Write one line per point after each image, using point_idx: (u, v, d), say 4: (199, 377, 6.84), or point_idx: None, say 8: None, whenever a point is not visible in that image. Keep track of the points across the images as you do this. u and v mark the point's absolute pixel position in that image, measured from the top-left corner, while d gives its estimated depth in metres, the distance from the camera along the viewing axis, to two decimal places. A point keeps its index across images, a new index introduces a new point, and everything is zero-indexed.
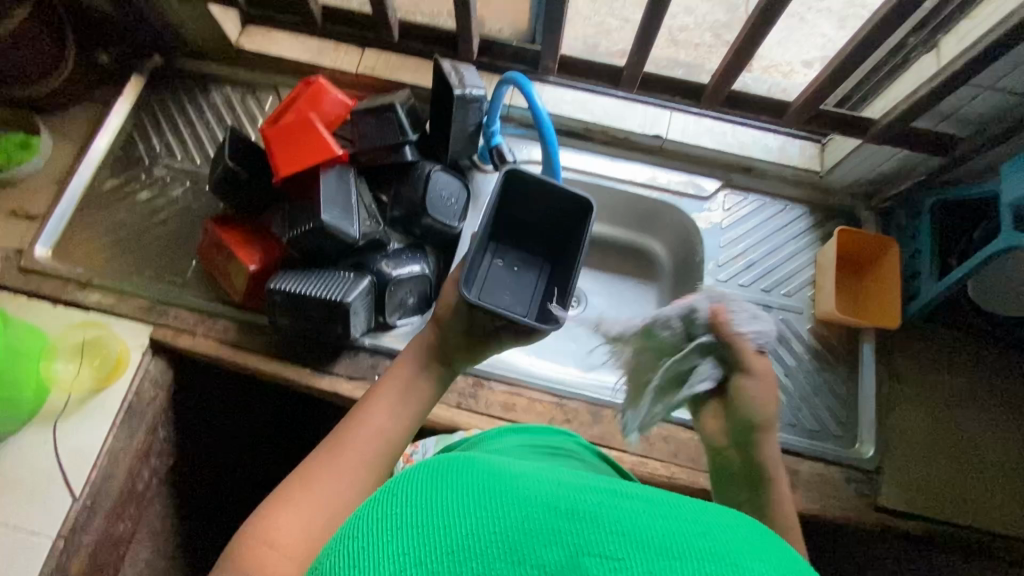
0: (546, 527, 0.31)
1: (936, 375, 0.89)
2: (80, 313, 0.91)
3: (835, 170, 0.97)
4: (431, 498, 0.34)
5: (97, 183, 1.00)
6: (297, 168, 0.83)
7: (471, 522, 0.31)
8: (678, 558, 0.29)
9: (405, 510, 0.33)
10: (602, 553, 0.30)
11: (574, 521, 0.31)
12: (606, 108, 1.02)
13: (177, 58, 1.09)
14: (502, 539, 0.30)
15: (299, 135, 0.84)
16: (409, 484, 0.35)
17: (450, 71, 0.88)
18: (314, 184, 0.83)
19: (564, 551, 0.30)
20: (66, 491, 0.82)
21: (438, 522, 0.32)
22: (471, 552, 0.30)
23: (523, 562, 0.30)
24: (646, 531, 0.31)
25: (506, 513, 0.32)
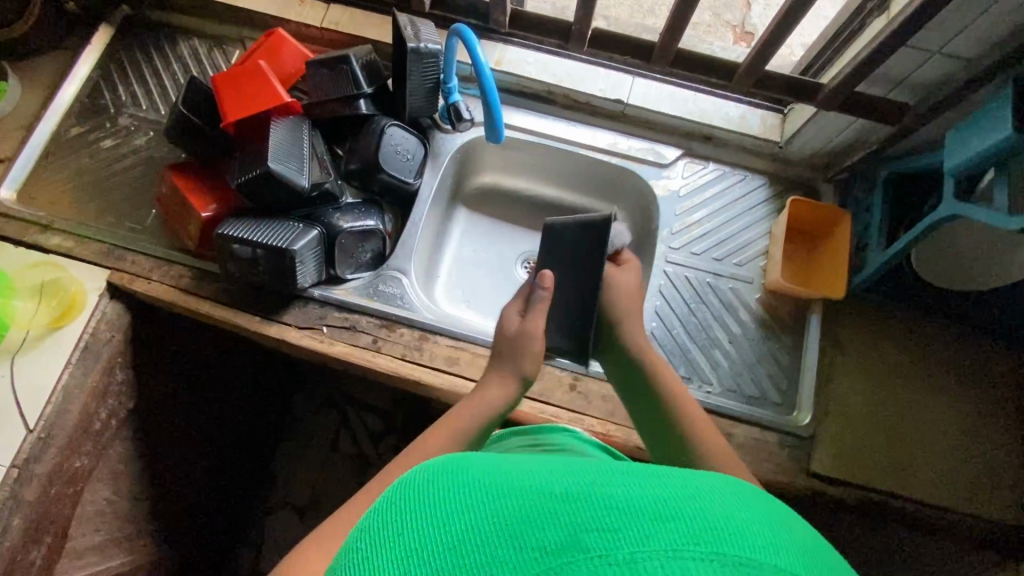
0: (541, 509, 0.31)
1: (879, 346, 0.89)
2: (39, 254, 0.93)
3: (794, 140, 0.96)
4: (438, 501, 0.35)
5: (63, 130, 1.02)
6: (245, 113, 0.83)
7: (473, 520, 0.32)
8: (671, 519, 0.29)
9: (411, 515, 0.35)
10: (596, 525, 0.30)
11: (567, 502, 0.31)
12: (569, 71, 1.01)
13: (145, 8, 1.09)
14: (499, 531, 0.31)
15: (248, 80, 0.84)
16: (413, 490, 0.37)
17: (405, 24, 0.88)
18: (263, 132, 0.84)
19: (561, 530, 0.30)
20: (21, 423, 0.85)
21: (444, 523, 0.33)
22: (471, 545, 0.31)
23: (523, 547, 0.30)
24: (639, 500, 0.31)
25: (502, 503, 0.33)
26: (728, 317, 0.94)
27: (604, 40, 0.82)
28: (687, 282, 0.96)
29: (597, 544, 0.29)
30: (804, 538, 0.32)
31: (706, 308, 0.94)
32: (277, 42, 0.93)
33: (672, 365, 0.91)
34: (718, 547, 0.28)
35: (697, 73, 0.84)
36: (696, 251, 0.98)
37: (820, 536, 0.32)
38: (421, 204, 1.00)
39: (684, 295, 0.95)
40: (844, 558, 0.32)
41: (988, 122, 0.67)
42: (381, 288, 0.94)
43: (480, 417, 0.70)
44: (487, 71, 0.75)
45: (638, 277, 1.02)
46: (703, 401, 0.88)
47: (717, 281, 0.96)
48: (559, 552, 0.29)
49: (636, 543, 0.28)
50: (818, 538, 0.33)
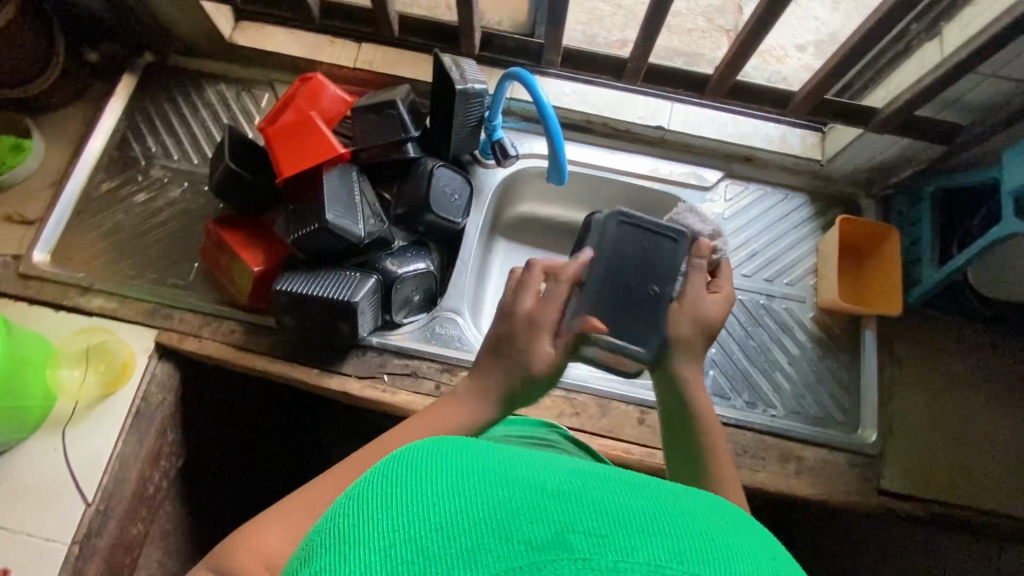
0: (532, 503, 0.30)
1: (935, 359, 0.90)
2: (83, 318, 0.90)
3: (835, 159, 0.97)
4: (424, 473, 0.33)
5: (94, 185, 0.99)
6: (300, 167, 0.82)
7: (461, 500, 0.30)
8: (658, 534, 0.29)
9: (396, 489, 0.32)
10: (584, 529, 0.29)
11: (559, 500, 0.30)
12: (607, 100, 1.01)
13: (169, 55, 1.07)
14: (489, 516, 0.29)
15: (299, 132, 0.83)
16: (400, 464, 0.34)
17: (451, 65, 0.87)
18: (317, 183, 0.82)
19: (550, 527, 0.29)
20: (78, 496, 0.82)
21: (430, 497, 0.31)
22: (462, 528, 0.29)
23: (510, 538, 0.28)
24: (629, 510, 0.30)
25: (494, 487, 0.31)
26: (784, 338, 0.94)
27: (656, 74, 0.83)
28: (741, 304, 0.96)
29: (584, 547, 0.28)
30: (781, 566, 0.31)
31: (762, 330, 0.95)
32: (316, 87, 0.91)
33: (735, 391, 0.91)
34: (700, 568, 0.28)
35: (750, 102, 0.84)
36: (745, 273, 0.98)
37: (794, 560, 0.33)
38: (468, 241, 0.99)
39: (739, 318, 0.95)
40: None
41: None
42: (437, 330, 0.93)
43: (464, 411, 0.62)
44: (551, 111, 0.74)
45: None
46: (770, 426, 0.88)
47: (769, 302, 0.96)
48: (547, 549, 0.28)
49: (622, 553, 0.28)
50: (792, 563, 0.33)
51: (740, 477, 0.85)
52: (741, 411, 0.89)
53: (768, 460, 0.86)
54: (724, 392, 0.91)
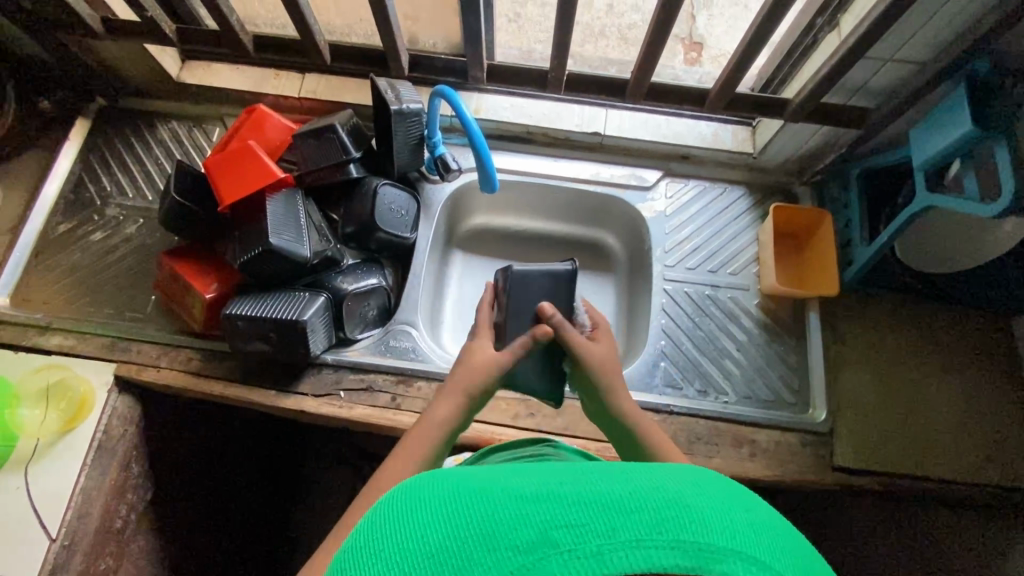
0: (514, 512, 0.33)
1: (878, 335, 0.93)
2: (41, 357, 0.91)
3: (766, 151, 1.01)
4: (409, 512, 0.36)
5: (51, 228, 1.01)
6: (240, 195, 0.84)
7: (447, 528, 0.33)
8: (634, 512, 0.32)
9: (388, 533, 0.35)
10: (565, 523, 0.32)
11: (534, 503, 0.33)
12: (544, 110, 1.06)
13: (120, 97, 1.10)
14: (477, 533, 0.32)
15: (240, 162, 0.85)
16: (386, 509, 0.38)
17: (386, 88, 0.91)
18: (260, 208, 0.85)
19: (533, 530, 0.32)
20: (42, 533, 0.82)
21: (424, 530, 0.34)
22: (449, 552, 0.32)
23: (498, 548, 0.31)
24: (604, 496, 0.33)
25: (471, 507, 0.34)
26: (731, 325, 0.97)
27: (579, 82, 0.87)
28: (688, 297, 0.99)
29: (568, 539, 0.31)
30: (749, 514, 0.35)
31: (710, 319, 0.97)
32: (259, 117, 0.95)
33: (686, 380, 0.93)
34: (677, 534, 0.31)
35: (671, 101, 0.88)
36: (690, 266, 1.01)
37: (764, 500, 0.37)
38: (420, 255, 1.02)
39: (686, 310, 0.98)
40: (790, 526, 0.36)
41: (945, 117, 0.73)
42: (392, 343, 0.95)
43: (444, 421, 0.67)
44: (474, 124, 0.77)
45: (640, 296, 1.07)
46: (722, 412, 0.90)
47: (715, 293, 0.99)
48: (533, 551, 0.31)
49: (603, 536, 0.31)
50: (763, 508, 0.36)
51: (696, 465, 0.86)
52: (692, 399, 0.91)
53: (722, 446, 0.88)
54: (675, 382, 0.93)
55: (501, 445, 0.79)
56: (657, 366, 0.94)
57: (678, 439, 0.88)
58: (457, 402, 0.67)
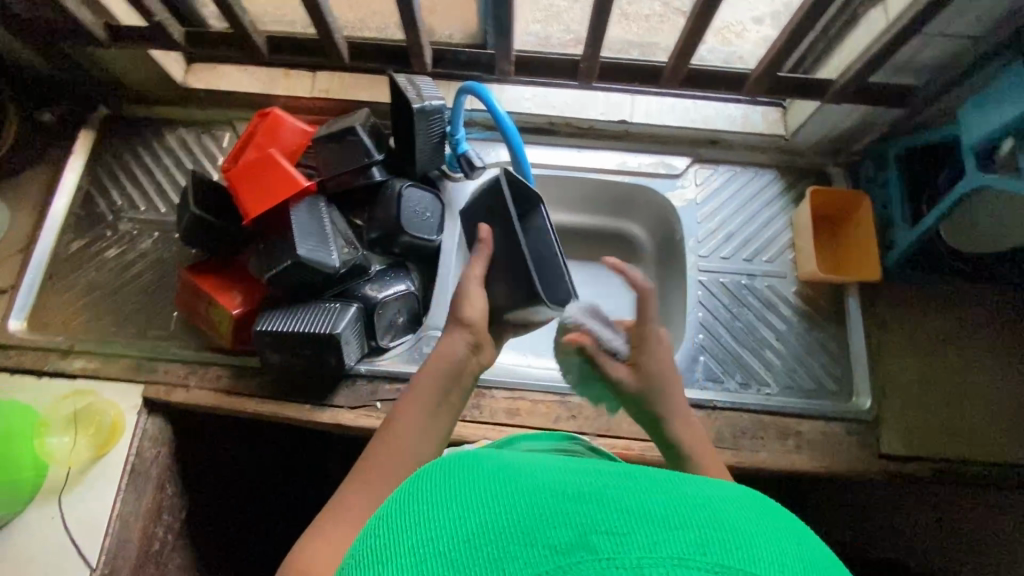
0: (556, 510, 0.31)
1: (920, 319, 0.91)
2: (66, 382, 0.89)
3: (800, 132, 0.98)
4: (451, 484, 0.34)
5: (63, 246, 0.98)
6: (264, 207, 0.81)
7: (486, 512, 0.31)
8: (679, 528, 0.30)
9: (425, 506, 0.34)
10: (607, 529, 0.30)
11: (575, 503, 0.31)
12: (567, 100, 1.02)
13: (124, 105, 1.06)
14: (515, 523, 0.31)
15: (261, 171, 0.82)
16: (425, 480, 0.36)
17: (406, 85, 0.87)
18: (285, 219, 0.82)
19: (573, 531, 0.30)
20: (82, 562, 0.81)
21: (460, 509, 0.32)
22: (485, 539, 0.30)
23: (536, 545, 0.30)
24: (649, 507, 0.31)
25: (513, 495, 0.32)
26: (769, 315, 0.95)
27: (609, 71, 0.83)
28: (723, 287, 0.97)
29: (610, 549, 0.29)
30: (801, 547, 0.32)
31: (747, 310, 0.95)
32: (275, 121, 0.91)
33: (727, 373, 0.91)
34: (722, 558, 0.29)
35: (708, 87, 0.84)
36: (724, 255, 0.98)
37: (814, 530, 0.34)
38: (446, 257, 0.99)
39: (723, 301, 0.96)
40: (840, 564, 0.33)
41: (1003, 94, 0.69)
42: (425, 350, 0.92)
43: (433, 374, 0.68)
44: (508, 119, 0.73)
45: (672, 287, 1.04)
46: (765, 405, 0.88)
47: (751, 282, 0.97)
48: (571, 553, 0.29)
49: (644, 549, 0.29)
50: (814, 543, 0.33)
51: (744, 460, 0.85)
52: (734, 392, 0.90)
53: (768, 439, 0.86)
54: (716, 376, 0.91)
55: (527, 435, 0.78)
56: (696, 361, 0.92)
57: (722, 434, 0.86)
58: (458, 339, 0.69)
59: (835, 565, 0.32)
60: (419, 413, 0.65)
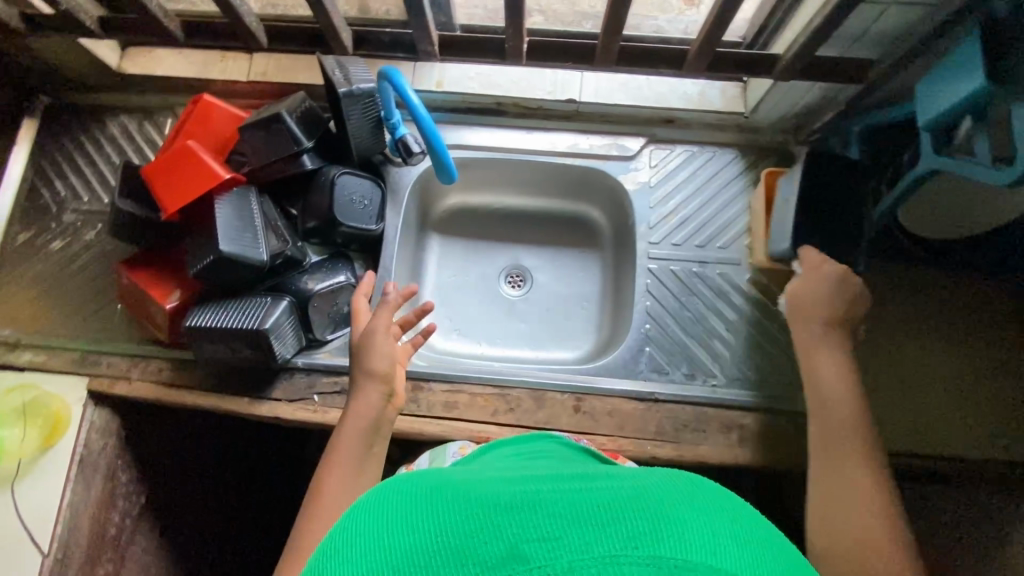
0: (488, 523, 0.31)
1: (879, 308, 0.87)
2: (14, 376, 0.90)
3: (758, 110, 0.92)
4: (381, 514, 0.34)
5: (10, 239, 0.98)
6: (186, 201, 0.79)
7: (422, 536, 0.31)
8: (607, 524, 0.30)
9: (359, 540, 0.32)
10: (540, 537, 0.29)
11: (507, 513, 0.31)
12: (513, 78, 0.97)
13: (64, 93, 1.04)
14: (449, 543, 0.30)
15: (180, 165, 0.80)
16: (359, 514, 0.35)
17: (332, 67, 0.83)
18: (208, 212, 0.80)
19: (504, 542, 0.29)
20: (34, 549, 0.84)
21: (398, 534, 0.31)
22: (417, 565, 0.29)
23: (467, 562, 0.29)
24: (581, 506, 0.31)
25: (448, 517, 0.32)
26: (720, 304, 0.91)
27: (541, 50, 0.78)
28: (674, 275, 0.93)
29: (539, 555, 0.29)
30: (736, 523, 0.32)
31: (698, 299, 0.92)
32: (205, 109, 0.88)
33: (673, 365, 0.89)
34: (651, 548, 0.29)
35: (647, 65, 0.79)
36: (676, 242, 0.94)
37: (747, 503, 0.35)
38: (390, 245, 0.96)
39: (673, 290, 0.92)
40: (775, 540, 0.34)
41: (956, 69, 0.62)
42: None
43: (352, 436, 0.71)
44: (424, 108, 0.69)
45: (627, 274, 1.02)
46: (709, 398, 0.86)
47: (703, 269, 0.93)
48: (502, 565, 0.28)
49: (575, 550, 0.29)
50: (751, 520, 0.34)
51: (684, 454, 0.83)
52: (679, 385, 0.87)
53: (710, 433, 0.84)
54: (661, 367, 0.88)
55: (499, 442, 0.72)
56: (641, 352, 0.89)
57: (663, 427, 0.84)
58: (373, 395, 0.73)
59: (770, 542, 0.33)
60: (340, 480, 0.69)
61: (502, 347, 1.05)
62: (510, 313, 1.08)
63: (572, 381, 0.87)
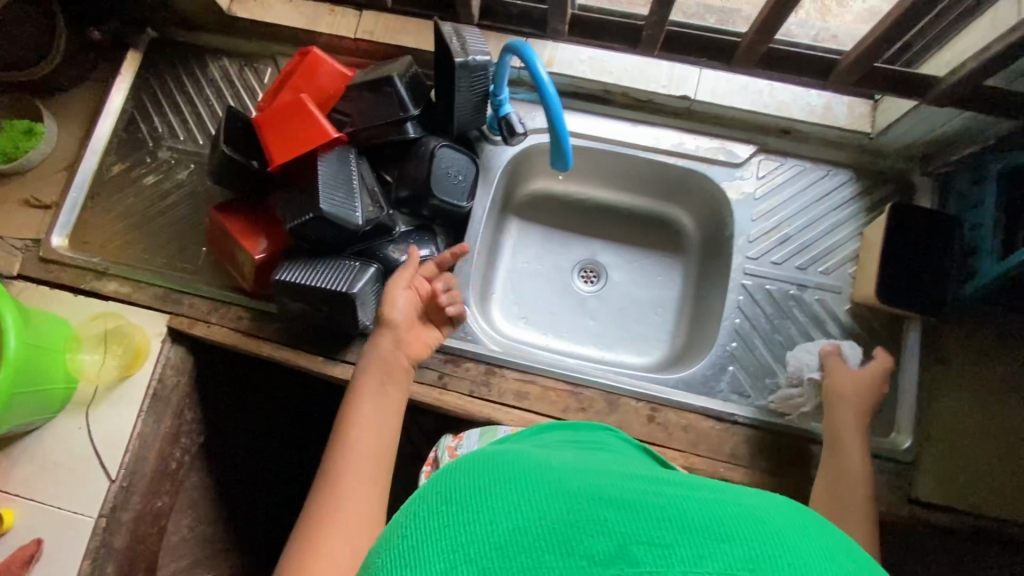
0: (592, 516, 0.29)
1: (984, 360, 0.82)
2: (99, 303, 0.92)
3: (888, 132, 0.86)
4: (460, 484, 0.33)
5: (106, 168, 1.00)
6: (292, 155, 0.78)
7: (525, 520, 0.29)
8: (717, 538, 0.28)
9: (455, 508, 0.31)
10: (647, 540, 0.28)
11: (612, 512, 0.30)
12: (627, 67, 0.92)
13: (170, 29, 1.04)
14: (555, 532, 0.29)
15: (294, 116, 0.79)
16: (450, 481, 0.34)
17: (450, 35, 0.81)
18: (312, 170, 0.79)
19: (614, 541, 0.28)
20: (102, 473, 0.86)
21: (497, 512, 0.30)
22: (523, 549, 0.28)
23: (574, 554, 0.28)
24: (687, 515, 0.29)
25: (550, 502, 0.30)
26: (813, 332, 0.87)
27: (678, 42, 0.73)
28: (769, 295, 0.89)
29: (651, 561, 0.28)
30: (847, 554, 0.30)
31: (791, 323, 0.87)
32: (313, 63, 0.87)
33: (756, 388, 0.85)
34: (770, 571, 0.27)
35: (788, 71, 0.73)
36: (775, 260, 0.90)
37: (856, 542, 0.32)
38: (475, 225, 0.95)
39: (765, 310, 0.88)
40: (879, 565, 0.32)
41: None
42: None
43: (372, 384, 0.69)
44: (551, 87, 0.65)
45: (714, 287, 0.98)
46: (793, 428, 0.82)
47: (800, 293, 0.88)
48: (612, 563, 0.28)
49: (688, 562, 0.27)
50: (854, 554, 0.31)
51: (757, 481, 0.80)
52: (761, 410, 0.83)
53: (787, 464, 0.80)
54: (743, 389, 0.85)
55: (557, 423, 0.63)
56: (724, 370, 0.86)
57: (739, 450, 0.81)
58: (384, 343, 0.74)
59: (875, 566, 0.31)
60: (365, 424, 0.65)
61: (570, 341, 1.03)
62: (582, 309, 1.05)
63: (649, 389, 0.84)
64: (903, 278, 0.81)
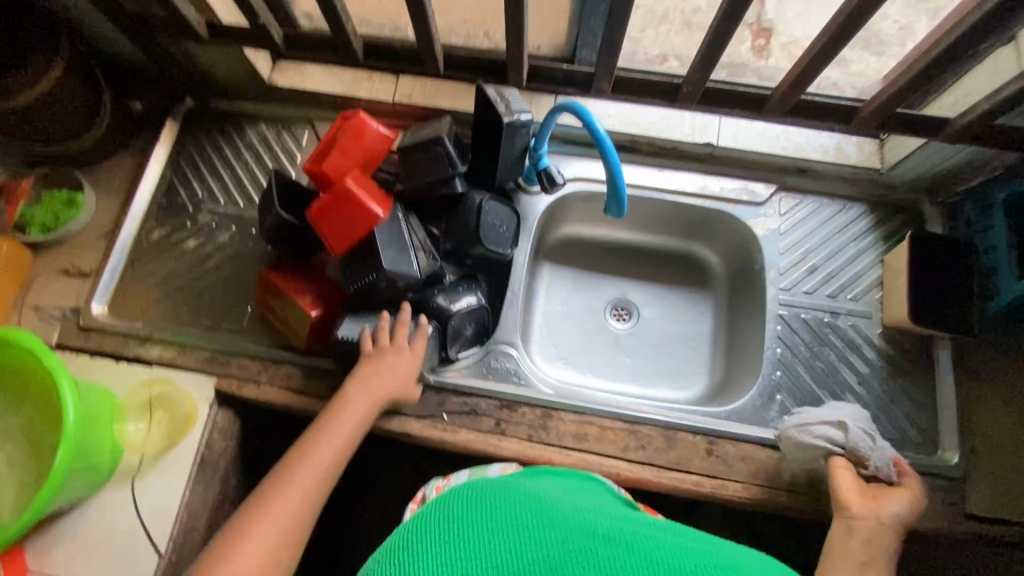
0: (577, 549, 0.40)
1: (1013, 374, 0.87)
2: (143, 369, 0.91)
3: (898, 167, 0.93)
4: (461, 514, 0.44)
5: (146, 234, 1.00)
6: (349, 242, 0.82)
7: (519, 549, 0.40)
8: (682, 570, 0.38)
9: (461, 529, 0.42)
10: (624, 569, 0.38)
11: (591, 543, 0.40)
12: (651, 119, 1.00)
13: (208, 99, 1.07)
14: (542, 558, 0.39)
15: (343, 202, 0.81)
16: (457, 509, 0.45)
17: (496, 99, 0.85)
18: (368, 236, 0.81)
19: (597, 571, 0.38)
20: (149, 548, 0.82)
21: (497, 535, 0.41)
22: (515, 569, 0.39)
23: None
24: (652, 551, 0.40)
25: (540, 536, 0.41)
26: (852, 357, 0.91)
27: (714, 96, 0.80)
28: (805, 323, 0.93)
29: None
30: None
31: (829, 349, 0.91)
32: (358, 125, 0.90)
33: None
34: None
35: (814, 118, 0.81)
36: (806, 290, 0.95)
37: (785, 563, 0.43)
38: (517, 271, 0.97)
39: (804, 338, 0.92)
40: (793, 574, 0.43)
41: None
42: (493, 365, 0.92)
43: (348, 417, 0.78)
44: (606, 138, 0.72)
45: (747, 319, 1.01)
46: None
47: (834, 320, 0.93)
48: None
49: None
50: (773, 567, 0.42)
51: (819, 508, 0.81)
52: None
53: None
54: None
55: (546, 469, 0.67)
56: (772, 399, 0.89)
57: (798, 477, 0.83)
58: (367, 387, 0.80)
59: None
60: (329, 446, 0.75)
61: (612, 380, 1.05)
62: (620, 347, 1.07)
63: (704, 423, 0.86)
64: (930, 301, 0.87)
